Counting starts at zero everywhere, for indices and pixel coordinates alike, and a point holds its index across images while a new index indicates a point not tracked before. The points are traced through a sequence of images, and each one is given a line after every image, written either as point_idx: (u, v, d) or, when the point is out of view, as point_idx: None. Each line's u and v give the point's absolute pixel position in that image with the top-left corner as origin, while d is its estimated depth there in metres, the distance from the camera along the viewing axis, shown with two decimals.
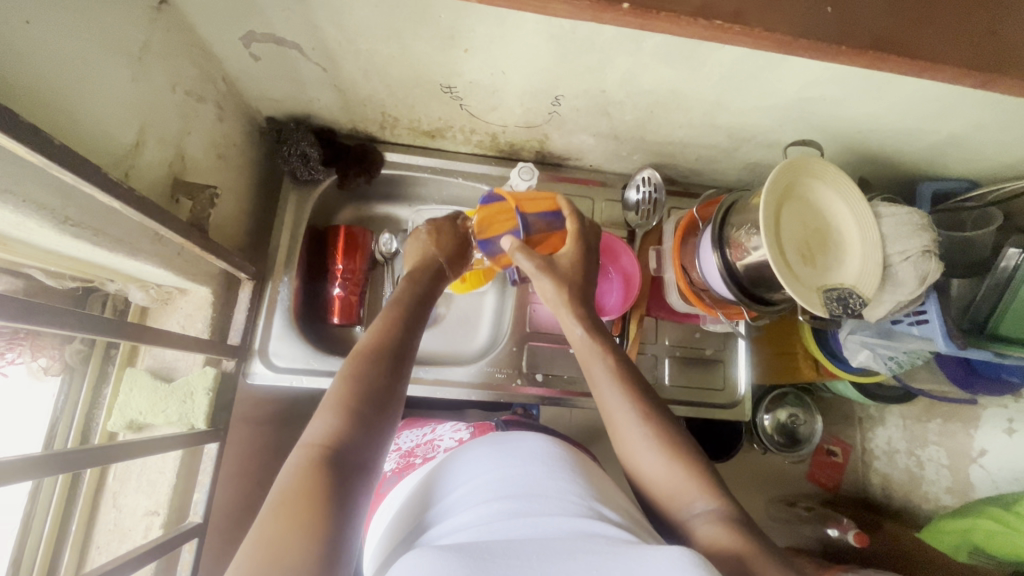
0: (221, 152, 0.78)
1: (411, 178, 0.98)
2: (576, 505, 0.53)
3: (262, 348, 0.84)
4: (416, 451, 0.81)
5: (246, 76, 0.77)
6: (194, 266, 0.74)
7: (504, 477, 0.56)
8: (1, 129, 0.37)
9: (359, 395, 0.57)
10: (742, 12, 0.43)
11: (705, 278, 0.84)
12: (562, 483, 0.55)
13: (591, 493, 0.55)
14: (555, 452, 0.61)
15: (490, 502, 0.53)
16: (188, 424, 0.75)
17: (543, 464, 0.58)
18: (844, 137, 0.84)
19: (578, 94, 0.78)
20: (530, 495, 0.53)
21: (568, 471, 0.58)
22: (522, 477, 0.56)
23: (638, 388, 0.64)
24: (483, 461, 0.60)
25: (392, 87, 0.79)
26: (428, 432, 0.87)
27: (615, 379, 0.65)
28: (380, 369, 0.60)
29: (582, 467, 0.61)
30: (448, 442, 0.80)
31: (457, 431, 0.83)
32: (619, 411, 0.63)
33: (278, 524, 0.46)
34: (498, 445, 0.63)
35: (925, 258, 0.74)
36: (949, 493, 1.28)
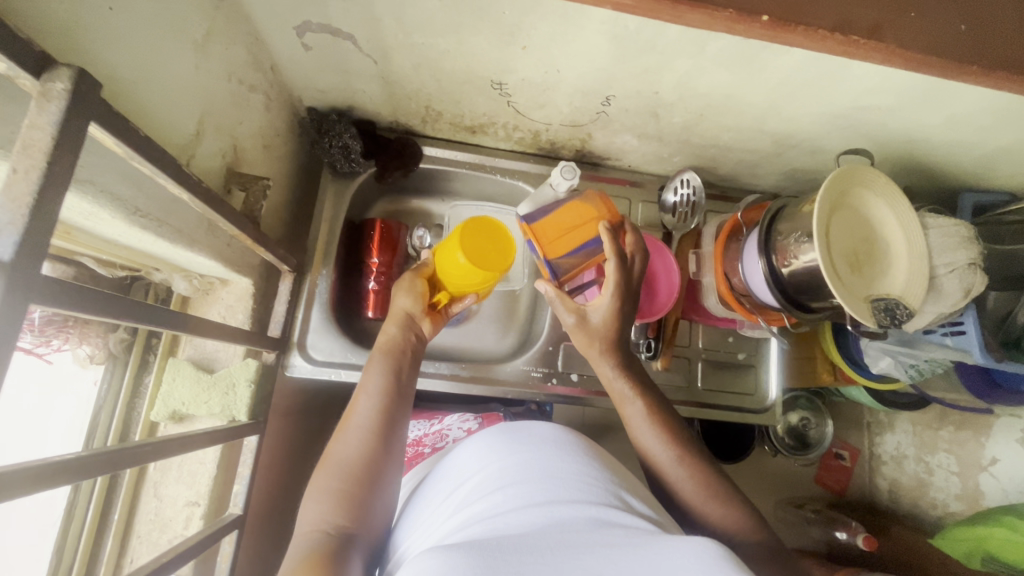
0: (267, 143, 0.77)
1: (450, 173, 0.98)
2: (596, 488, 0.52)
3: (300, 341, 0.84)
4: (426, 440, 0.86)
5: (294, 65, 0.76)
6: (239, 257, 0.73)
7: (513, 463, 0.54)
8: (100, 121, 0.36)
9: (349, 477, 0.61)
10: (879, 27, 0.44)
11: (748, 283, 0.83)
12: (578, 466, 0.54)
13: (612, 480, 0.54)
14: (562, 434, 0.59)
15: (502, 491, 0.50)
16: (230, 416, 0.74)
17: (556, 448, 0.56)
18: (890, 147, 0.84)
19: (629, 95, 0.77)
20: (544, 477, 0.52)
21: (582, 455, 0.56)
22: (532, 460, 0.54)
23: (670, 431, 0.70)
24: (485, 453, 0.58)
25: (441, 82, 0.78)
26: (435, 422, 0.91)
27: (649, 421, 0.71)
28: (377, 452, 0.64)
29: (593, 451, 0.59)
30: (456, 432, 0.84)
31: (464, 422, 0.88)
32: (655, 451, 0.69)
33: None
34: (504, 432, 0.60)
35: (971, 270, 0.75)
36: (958, 500, 1.30)
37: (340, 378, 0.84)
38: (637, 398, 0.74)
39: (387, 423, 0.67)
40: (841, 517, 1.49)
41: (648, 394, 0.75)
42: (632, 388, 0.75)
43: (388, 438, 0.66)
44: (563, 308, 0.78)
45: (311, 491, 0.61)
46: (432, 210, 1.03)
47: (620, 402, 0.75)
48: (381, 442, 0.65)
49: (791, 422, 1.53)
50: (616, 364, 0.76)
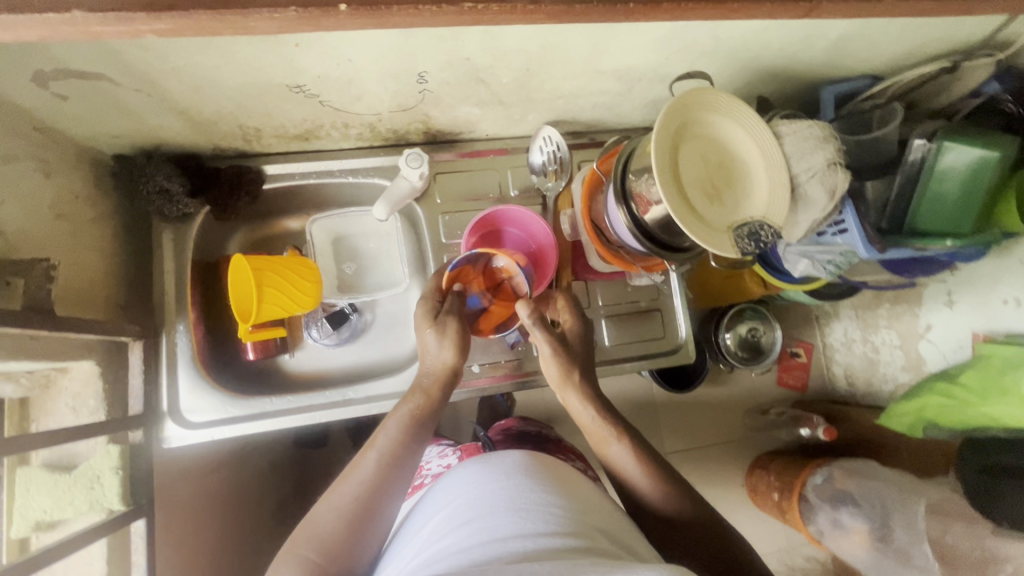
0: (61, 211, 0.69)
1: (300, 187, 0.90)
2: (557, 519, 0.53)
3: (171, 407, 0.79)
4: (407, 481, 0.86)
5: (61, 118, 0.67)
6: (61, 345, 0.66)
7: (478, 494, 0.56)
8: None
9: (335, 547, 0.59)
10: None
11: (618, 235, 0.80)
12: (542, 494, 0.55)
13: (569, 502, 0.56)
14: (529, 459, 0.61)
15: (467, 524, 0.53)
16: (106, 508, 0.70)
17: (520, 476, 0.58)
18: (737, 58, 0.79)
19: (442, 67, 0.70)
20: (507, 510, 0.53)
21: (544, 480, 0.58)
22: (497, 491, 0.55)
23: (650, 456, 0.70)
24: (459, 482, 0.60)
25: (236, 98, 0.70)
26: (415, 458, 0.92)
27: (636, 453, 0.70)
28: (383, 500, 0.63)
29: (555, 472, 0.61)
30: (437, 468, 0.85)
31: (444, 457, 0.88)
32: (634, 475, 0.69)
33: None
34: (478, 460, 0.62)
35: (831, 171, 0.73)
36: (905, 371, 1.36)
37: (225, 435, 0.81)
38: (616, 436, 0.71)
39: (397, 468, 0.65)
40: (804, 414, 1.50)
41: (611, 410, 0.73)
42: (610, 429, 0.71)
43: (399, 481, 0.64)
44: (541, 334, 0.72)
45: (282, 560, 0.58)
46: (297, 229, 0.96)
47: (600, 435, 0.72)
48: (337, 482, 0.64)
49: (740, 333, 1.51)
50: (583, 394, 0.73)
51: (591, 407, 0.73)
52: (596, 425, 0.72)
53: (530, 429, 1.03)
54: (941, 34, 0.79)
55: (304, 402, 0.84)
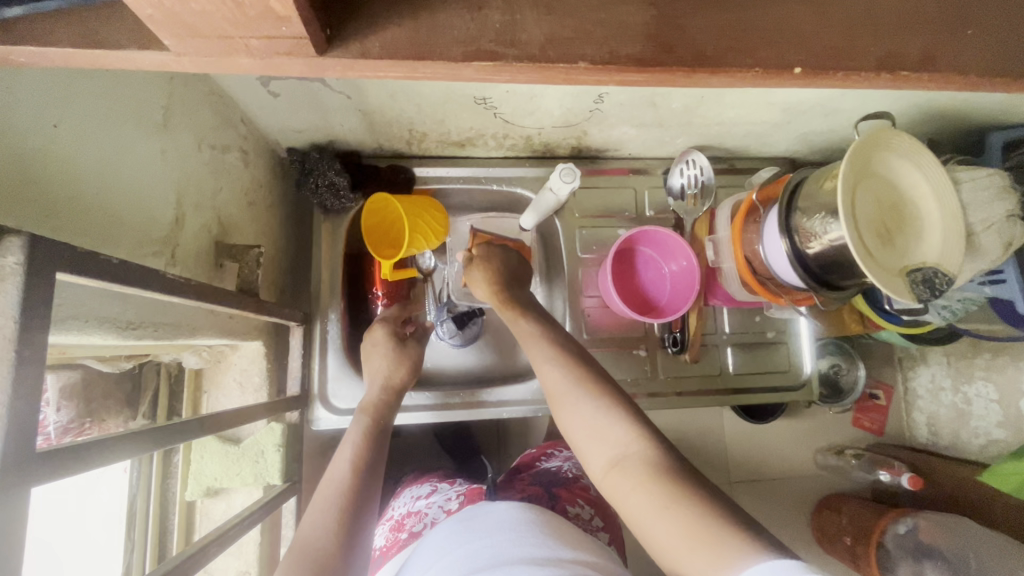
0: (251, 199, 0.74)
1: (445, 190, 0.93)
2: (539, 564, 0.49)
3: (320, 391, 0.82)
4: (406, 522, 0.74)
5: (265, 112, 0.71)
6: (244, 325, 0.70)
7: (469, 552, 0.54)
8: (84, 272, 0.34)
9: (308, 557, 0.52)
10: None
11: (771, 267, 0.79)
12: (525, 547, 0.52)
13: (558, 553, 0.52)
14: (525, 514, 0.58)
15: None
16: (265, 482, 0.73)
17: (507, 527, 0.56)
18: (910, 98, 0.78)
19: (624, 90, 0.71)
20: (489, 565, 0.50)
21: (534, 534, 0.55)
22: (482, 549, 0.53)
23: (595, 396, 0.62)
24: (454, 540, 0.57)
25: (421, 106, 0.73)
26: (421, 494, 0.78)
27: (577, 390, 0.63)
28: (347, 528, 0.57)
29: (550, 520, 0.59)
30: (437, 513, 0.72)
31: (448, 497, 0.74)
32: (579, 421, 0.61)
33: None
34: (463, 518, 0.61)
35: (1010, 224, 0.72)
36: (1000, 427, 1.28)
37: None
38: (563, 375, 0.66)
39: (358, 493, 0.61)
40: (885, 460, 1.43)
41: (619, 412, 0.60)
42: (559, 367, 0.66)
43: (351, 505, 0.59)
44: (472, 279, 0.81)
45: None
46: None
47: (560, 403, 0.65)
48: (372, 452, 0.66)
49: (820, 368, 1.50)
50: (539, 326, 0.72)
51: (593, 413, 0.61)
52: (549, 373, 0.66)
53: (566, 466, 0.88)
54: None
55: (439, 402, 0.91)
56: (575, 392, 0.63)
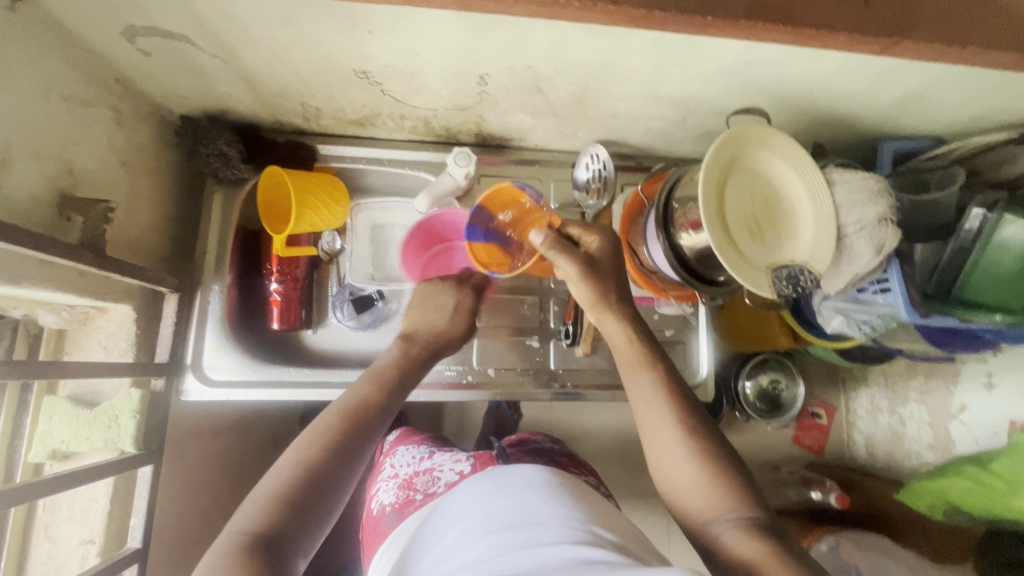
0: (125, 159, 0.73)
1: (348, 170, 0.93)
2: (575, 531, 0.54)
3: (194, 361, 0.81)
4: (416, 482, 0.79)
5: (141, 73, 0.71)
6: (103, 284, 0.69)
7: (500, 508, 0.58)
8: None
9: (304, 477, 0.55)
10: None
11: (652, 259, 0.79)
12: (559, 509, 0.57)
13: (589, 518, 0.57)
14: (546, 476, 0.64)
15: (486, 537, 0.54)
16: (117, 449, 0.71)
17: (542, 492, 0.60)
18: (796, 101, 0.79)
19: (504, 72, 0.72)
20: (528, 524, 0.55)
21: (562, 496, 0.60)
22: (513, 506, 0.58)
23: (683, 401, 0.64)
24: (479, 496, 0.62)
25: (303, 76, 0.73)
26: (423, 458, 0.85)
27: (661, 388, 0.64)
28: (337, 460, 0.58)
29: (576, 491, 0.63)
30: (448, 475, 0.79)
31: (457, 461, 0.81)
32: (660, 420, 0.63)
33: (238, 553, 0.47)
34: (494, 476, 0.64)
35: (881, 226, 0.69)
36: (931, 450, 1.32)
37: (240, 397, 0.82)
38: (647, 364, 0.67)
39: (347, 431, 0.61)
40: (816, 477, 1.46)
41: (687, 399, 0.64)
42: (643, 355, 0.67)
43: (355, 435, 0.61)
44: (568, 259, 0.68)
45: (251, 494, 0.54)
46: None
47: (631, 374, 0.67)
48: (388, 393, 0.68)
49: (761, 384, 1.46)
50: (622, 320, 0.69)
51: (657, 393, 0.64)
52: (632, 349, 0.67)
53: (549, 443, 0.99)
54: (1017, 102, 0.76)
55: (321, 379, 0.86)
56: (643, 367, 0.66)
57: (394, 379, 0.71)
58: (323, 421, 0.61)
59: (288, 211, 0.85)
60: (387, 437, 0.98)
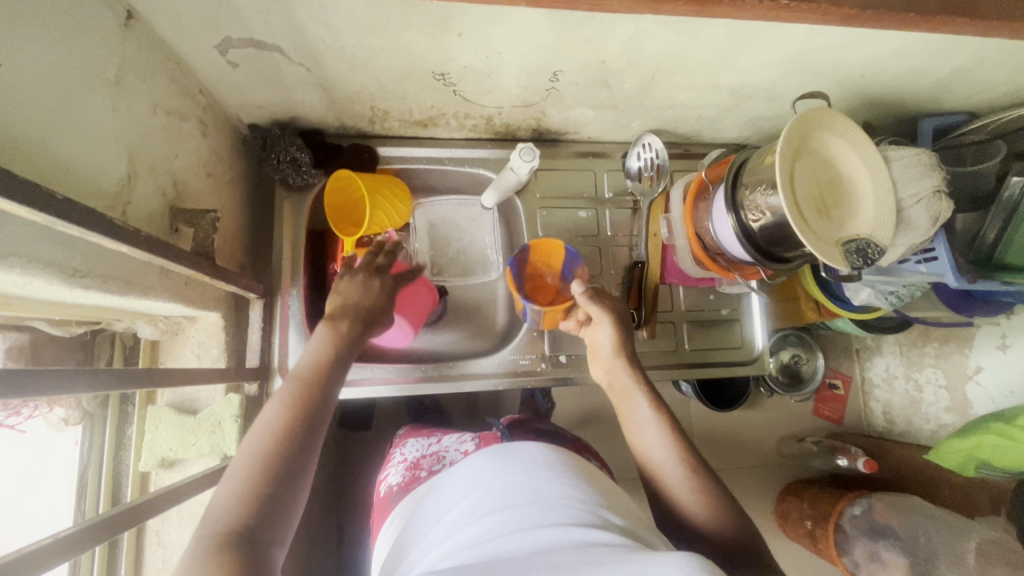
0: (210, 170, 0.74)
1: (408, 171, 0.95)
2: (580, 512, 0.52)
3: (281, 365, 0.82)
4: (422, 462, 0.80)
5: (227, 84, 0.72)
6: (200, 293, 0.71)
7: (504, 485, 0.55)
8: (23, 200, 0.35)
9: (277, 449, 0.54)
10: None
11: (719, 241, 0.83)
12: (564, 488, 0.55)
13: (594, 498, 0.55)
14: (548, 453, 0.61)
15: (488, 516, 0.52)
16: (222, 453, 0.73)
17: (542, 470, 0.57)
18: (846, 84, 0.83)
19: (577, 68, 0.74)
20: (529, 503, 0.52)
21: (568, 474, 0.57)
22: (521, 484, 0.55)
23: (675, 427, 0.71)
24: (479, 473, 0.59)
25: (380, 81, 0.75)
26: (433, 442, 0.86)
27: (657, 413, 0.73)
28: (299, 426, 0.58)
29: (578, 467, 0.61)
30: (454, 454, 0.79)
31: (463, 442, 0.81)
32: (653, 443, 0.71)
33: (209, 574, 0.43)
34: (495, 453, 0.62)
35: (936, 198, 0.76)
36: (949, 412, 1.36)
37: None
38: (643, 394, 0.75)
39: (306, 412, 0.59)
40: (841, 445, 1.53)
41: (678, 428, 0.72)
42: (638, 386, 0.76)
43: (312, 410, 0.59)
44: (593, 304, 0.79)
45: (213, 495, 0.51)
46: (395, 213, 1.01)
47: (630, 403, 0.75)
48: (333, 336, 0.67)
49: (783, 359, 1.55)
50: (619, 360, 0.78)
51: (651, 418, 0.72)
52: (626, 383, 0.76)
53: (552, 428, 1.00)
54: None
55: (404, 374, 0.89)
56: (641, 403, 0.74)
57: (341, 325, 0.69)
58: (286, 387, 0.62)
59: (358, 214, 0.88)
60: (397, 433, 1.00)
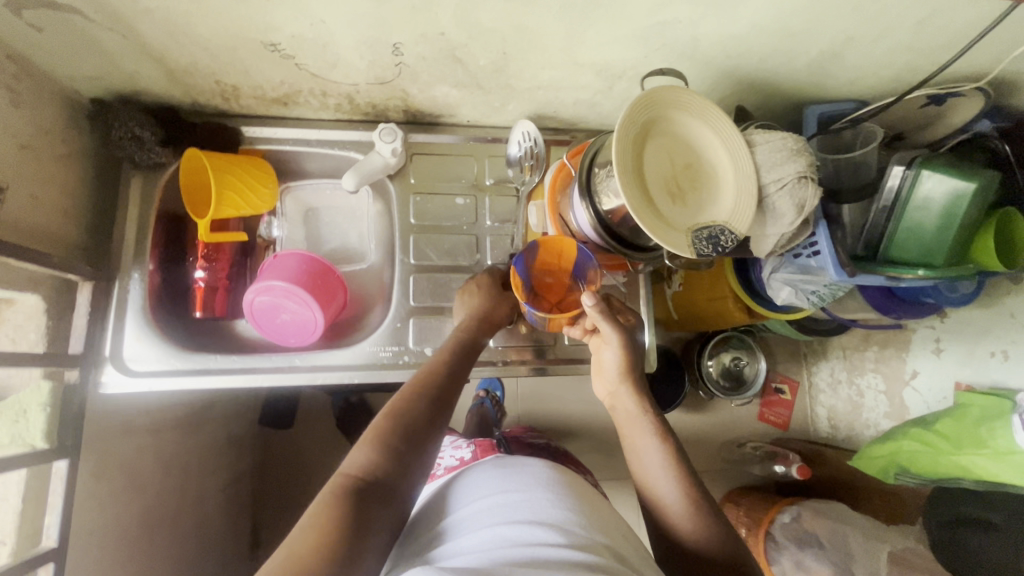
0: (24, 142, 0.69)
1: (277, 153, 0.91)
2: (575, 534, 0.54)
3: (114, 353, 0.79)
4: None
5: (38, 50, 0.68)
6: (5, 272, 0.66)
7: (505, 501, 0.58)
8: None
9: (401, 432, 0.62)
10: None
11: (580, 230, 0.79)
12: (562, 511, 0.57)
13: (587, 521, 0.57)
14: (549, 471, 0.65)
15: (492, 527, 0.54)
16: (27, 444, 0.68)
17: (545, 490, 0.60)
18: (715, 65, 0.79)
19: (417, 40, 0.70)
20: (530, 521, 0.55)
21: (564, 495, 0.60)
22: (523, 501, 0.58)
23: (677, 450, 0.68)
24: (488, 487, 0.62)
25: (210, 50, 0.71)
26: None
27: (658, 434, 0.70)
28: (426, 416, 0.65)
29: (577, 490, 0.63)
30: (448, 459, 0.77)
31: (456, 449, 0.80)
32: (653, 461, 0.68)
33: (313, 529, 0.51)
34: (501, 467, 0.66)
35: (801, 184, 0.71)
36: (887, 418, 1.34)
37: (164, 386, 0.80)
38: (643, 412, 0.72)
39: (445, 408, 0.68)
40: (780, 451, 1.48)
41: (680, 449, 0.69)
42: (643, 408, 0.73)
43: (443, 403, 0.68)
44: (609, 323, 0.74)
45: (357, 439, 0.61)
46: None
47: (633, 426, 0.72)
48: (466, 356, 0.75)
49: (723, 362, 1.49)
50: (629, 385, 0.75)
51: (654, 443, 0.69)
52: (629, 403, 0.74)
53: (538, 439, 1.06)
54: (923, 59, 0.78)
55: (250, 364, 0.83)
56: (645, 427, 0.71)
57: (468, 344, 0.77)
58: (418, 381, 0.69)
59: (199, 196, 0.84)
60: None
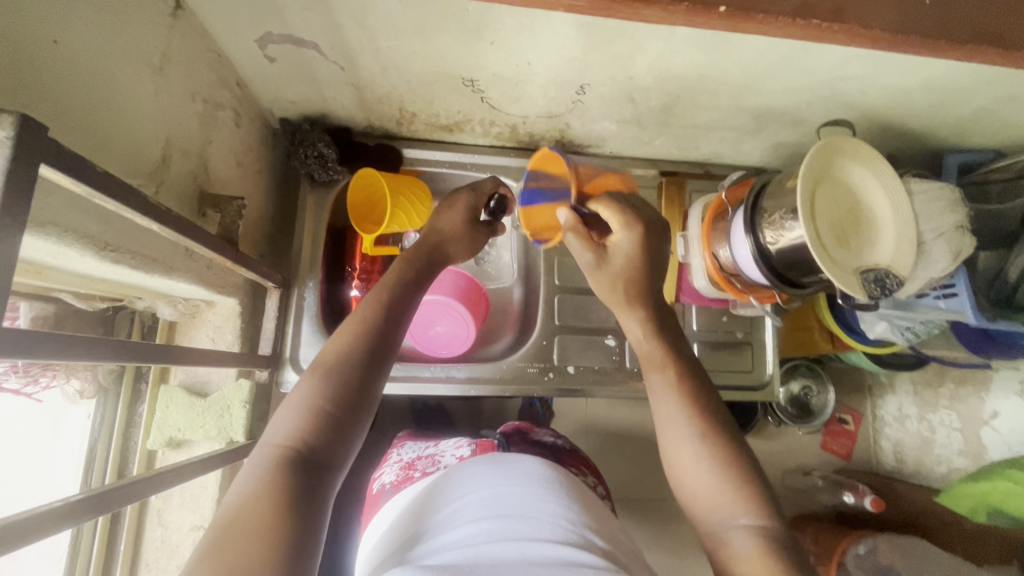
0: (240, 159, 0.76)
1: (432, 174, 0.97)
2: (569, 530, 0.51)
3: (292, 355, 0.83)
4: (416, 464, 0.79)
5: (260, 77, 0.74)
6: (221, 278, 0.72)
7: (495, 496, 0.54)
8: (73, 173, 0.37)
9: (326, 397, 0.54)
10: None
11: (736, 263, 0.83)
12: (553, 507, 0.54)
13: (582, 519, 0.54)
14: (546, 467, 0.60)
15: (475, 523, 0.51)
16: (227, 437, 0.75)
17: (536, 485, 0.56)
18: (873, 113, 0.82)
19: (603, 81, 0.75)
20: (519, 518, 0.51)
21: (560, 491, 0.57)
22: (509, 496, 0.54)
23: (700, 400, 0.61)
24: (473, 479, 0.58)
25: (411, 83, 0.77)
26: (430, 445, 0.86)
27: (677, 387, 0.62)
28: (352, 385, 0.55)
29: (577, 490, 0.60)
30: (448, 459, 0.77)
31: (459, 447, 0.80)
32: (673, 413, 0.61)
33: (236, 537, 0.43)
34: (490, 461, 0.61)
35: (959, 234, 0.75)
36: (961, 455, 1.31)
37: None
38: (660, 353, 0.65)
39: (373, 337, 0.59)
40: (849, 481, 1.38)
41: (705, 401, 0.61)
42: (661, 348, 0.65)
43: (378, 355, 0.58)
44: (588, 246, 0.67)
45: (276, 412, 0.54)
46: None
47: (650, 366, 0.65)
48: (407, 288, 0.65)
49: (791, 390, 1.44)
50: (643, 318, 0.66)
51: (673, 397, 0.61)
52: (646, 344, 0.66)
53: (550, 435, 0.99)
54: None
55: (410, 374, 0.90)
56: (660, 367, 0.64)
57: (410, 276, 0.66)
58: (352, 325, 0.59)
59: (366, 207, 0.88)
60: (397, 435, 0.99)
